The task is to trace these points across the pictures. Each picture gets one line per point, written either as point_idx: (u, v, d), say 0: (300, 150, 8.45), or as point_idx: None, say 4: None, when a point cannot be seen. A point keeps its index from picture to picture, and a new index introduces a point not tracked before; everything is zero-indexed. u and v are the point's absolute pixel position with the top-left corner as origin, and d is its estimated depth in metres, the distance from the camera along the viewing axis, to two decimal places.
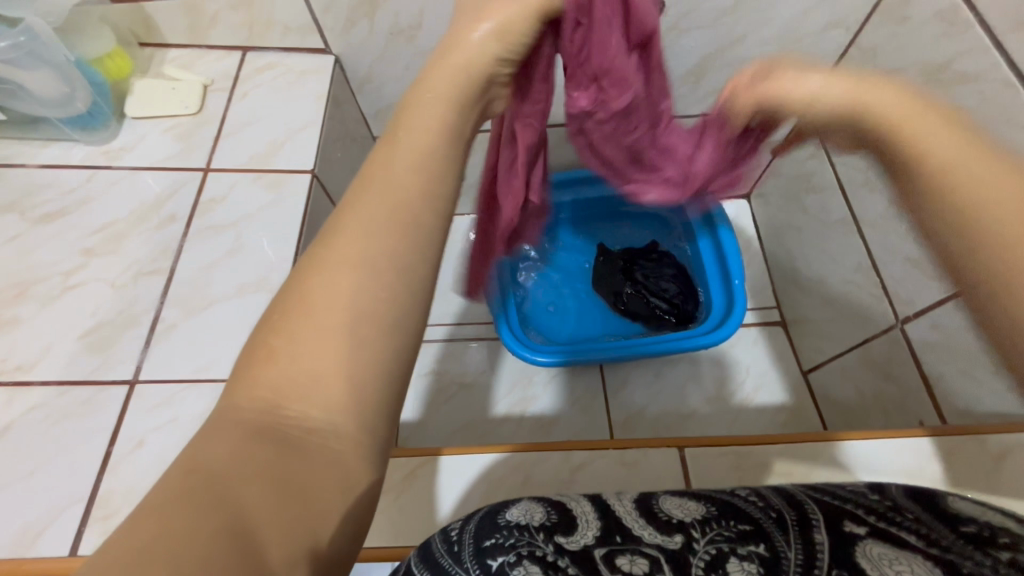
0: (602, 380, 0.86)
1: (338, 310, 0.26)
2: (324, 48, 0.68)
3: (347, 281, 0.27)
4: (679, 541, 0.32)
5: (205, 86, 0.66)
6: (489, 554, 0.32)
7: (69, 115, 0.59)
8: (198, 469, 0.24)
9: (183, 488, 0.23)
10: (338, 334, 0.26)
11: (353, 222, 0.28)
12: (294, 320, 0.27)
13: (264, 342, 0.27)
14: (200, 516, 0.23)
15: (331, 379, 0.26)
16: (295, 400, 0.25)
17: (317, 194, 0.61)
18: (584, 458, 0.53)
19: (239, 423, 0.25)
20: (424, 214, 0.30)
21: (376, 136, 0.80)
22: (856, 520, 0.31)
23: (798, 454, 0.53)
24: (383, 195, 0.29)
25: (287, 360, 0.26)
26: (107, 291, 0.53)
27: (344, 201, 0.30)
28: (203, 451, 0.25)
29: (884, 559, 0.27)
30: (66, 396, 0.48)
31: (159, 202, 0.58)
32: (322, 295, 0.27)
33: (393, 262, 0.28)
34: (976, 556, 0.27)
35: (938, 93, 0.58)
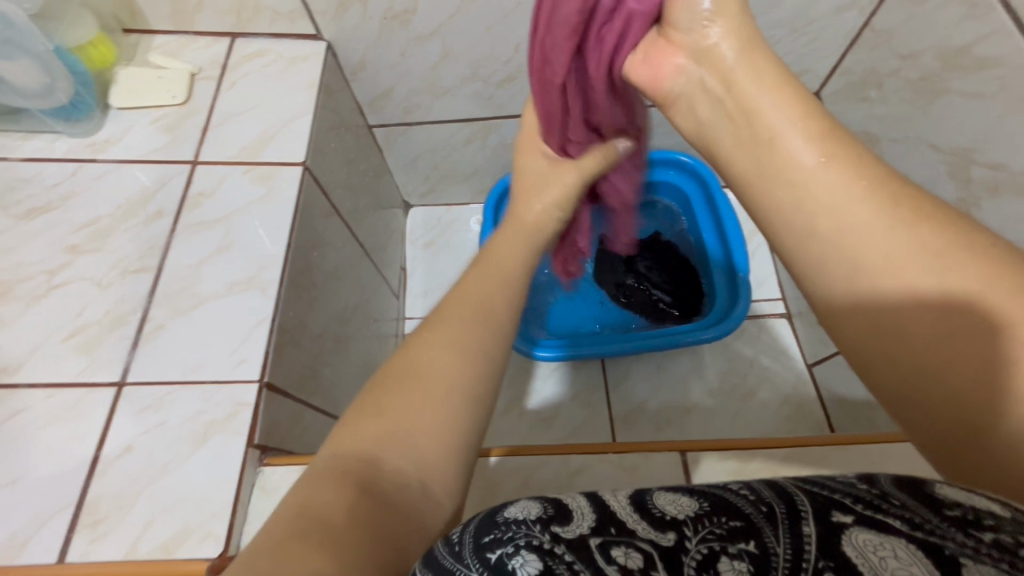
0: (603, 373, 0.85)
1: (443, 383, 0.35)
2: (316, 34, 0.65)
3: (450, 362, 0.36)
4: (672, 538, 0.28)
5: (192, 74, 0.63)
6: (487, 546, 0.29)
7: (51, 107, 0.57)
8: (305, 512, 0.28)
9: (296, 518, 0.28)
10: (434, 400, 0.34)
11: (452, 321, 0.39)
12: (403, 388, 0.34)
13: (373, 404, 0.34)
14: (320, 538, 0.26)
15: (425, 439, 0.33)
16: (393, 451, 0.32)
17: (310, 186, 0.59)
18: (583, 463, 0.52)
19: (339, 470, 0.31)
20: (501, 315, 0.41)
21: (372, 125, 0.78)
22: (845, 508, 0.27)
23: (803, 458, 0.52)
24: (471, 304, 0.41)
25: (387, 421, 0.33)
26: (93, 290, 0.51)
27: (442, 308, 0.41)
28: (307, 499, 0.29)
29: (868, 546, 0.25)
30: (53, 399, 0.47)
31: (145, 197, 0.56)
32: (431, 370, 0.35)
33: (467, 347, 0.37)
34: (955, 535, 0.24)
35: (955, 78, 0.55)
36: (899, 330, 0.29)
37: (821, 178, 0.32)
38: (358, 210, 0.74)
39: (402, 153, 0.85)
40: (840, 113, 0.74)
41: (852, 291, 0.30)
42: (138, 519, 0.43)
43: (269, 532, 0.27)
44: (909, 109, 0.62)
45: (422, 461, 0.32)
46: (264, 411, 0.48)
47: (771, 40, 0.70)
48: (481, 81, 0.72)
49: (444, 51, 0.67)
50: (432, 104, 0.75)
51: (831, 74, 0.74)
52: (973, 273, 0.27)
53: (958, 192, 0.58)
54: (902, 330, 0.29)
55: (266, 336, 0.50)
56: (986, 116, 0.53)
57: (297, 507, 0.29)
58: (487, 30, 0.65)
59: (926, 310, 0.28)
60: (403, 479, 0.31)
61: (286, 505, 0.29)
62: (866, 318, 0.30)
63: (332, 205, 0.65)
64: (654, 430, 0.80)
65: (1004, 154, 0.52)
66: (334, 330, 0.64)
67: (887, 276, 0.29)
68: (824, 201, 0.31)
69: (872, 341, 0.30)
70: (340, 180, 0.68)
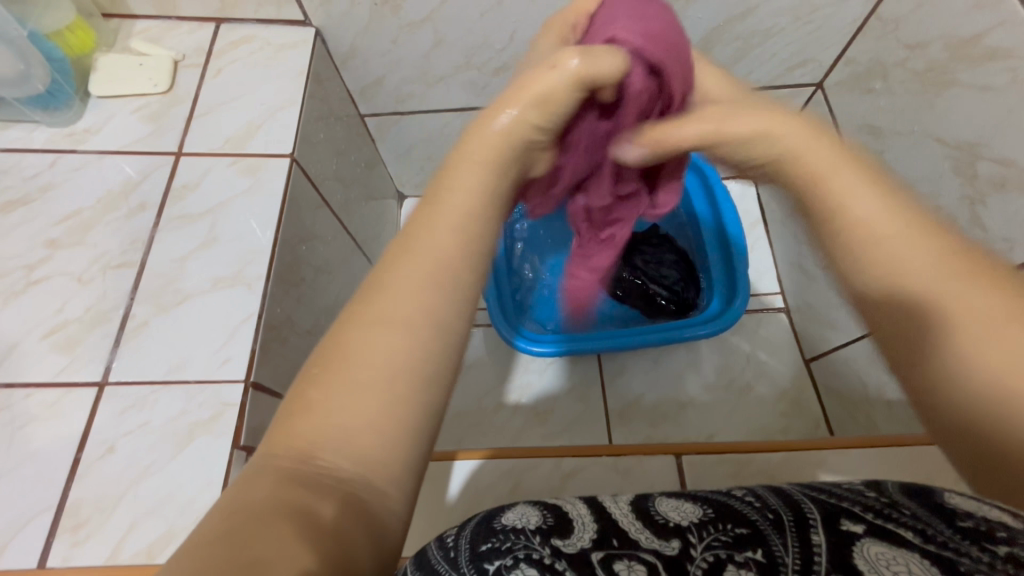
0: (598, 366, 0.84)
1: (382, 364, 0.29)
2: (304, 20, 0.63)
3: (385, 334, 0.29)
4: (676, 547, 0.29)
5: (175, 61, 0.61)
6: (485, 557, 0.29)
7: (27, 95, 0.55)
8: (244, 509, 0.25)
9: (223, 530, 0.24)
10: (370, 389, 0.28)
11: (396, 280, 0.31)
12: (331, 373, 0.28)
13: (299, 397, 0.28)
14: (257, 536, 0.24)
15: (359, 437, 0.27)
16: (329, 446, 0.27)
17: (298, 178, 0.57)
18: (576, 465, 0.52)
19: (273, 469, 0.27)
20: (463, 266, 0.33)
21: (363, 114, 0.76)
22: (853, 517, 0.28)
23: (802, 461, 0.51)
24: (425, 255, 0.32)
25: (320, 414, 0.28)
26: (74, 286, 0.50)
27: (381, 262, 0.33)
28: (241, 500, 0.25)
29: (882, 560, 0.24)
30: (33, 398, 0.45)
31: (127, 190, 0.54)
32: (367, 349, 0.29)
33: (414, 319, 0.30)
34: (969, 550, 0.23)
35: (963, 70, 0.54)
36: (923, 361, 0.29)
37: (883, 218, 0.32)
38: (349, 202, 0.73)
39: (394, 143, 0.83)
40: (843, 105, 0.73)
41: (882, 325, 0.32)
42: (121, 522, 0.42)
43: (198, 533, 0.24)
44: (914, 101, 0.61)
45: (360, 457, 0.27)
46: (250, 412, 0.46)
47: (775, 28, 0.68)
48: (475, 70, 0.70)
49: (437, 39, 0.65)
50: (425, 93, 0.73)
51: (835, 64, 0.73)
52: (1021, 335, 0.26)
53: (962, 188, 0.57)
54: (929, 361, 0.29)
55: (252, 334, 0.49)
56: (993, 109, 0.52)
57: (234, 506, 0.25)
58: (482, 17, 0.63)
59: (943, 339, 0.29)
60: (346, 479, 0.27)
61: (224, 503, 0.26)
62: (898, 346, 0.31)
63: (321, 198, 0.64)
64: (649, 425, 0.79)
65: (1012, 148, 0.51)
66: (323, 326, 0.63)
67: (920, 315, 0.30)
68: (874, 244, 0.32)
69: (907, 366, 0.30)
70: (330, 171, 0.66)
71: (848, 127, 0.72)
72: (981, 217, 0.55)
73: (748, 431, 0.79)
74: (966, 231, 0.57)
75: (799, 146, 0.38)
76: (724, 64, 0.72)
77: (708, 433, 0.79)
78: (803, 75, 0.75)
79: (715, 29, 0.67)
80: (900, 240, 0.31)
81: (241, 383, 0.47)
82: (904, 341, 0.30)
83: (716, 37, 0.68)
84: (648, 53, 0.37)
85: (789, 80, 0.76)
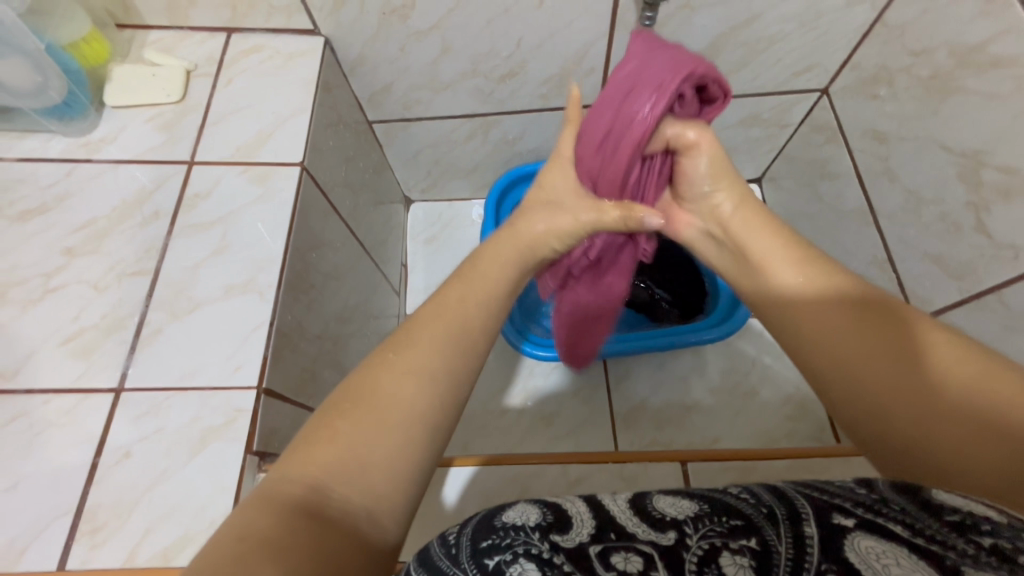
0: (603, 371, 0.84)
1: (403, 409, 0.32)
2: (313, 29, 0.64)
3: (412, 384, 0.33)
4: (672, 537, 0.30)
5: (188, 71, 0.62)
6: (486, 554, 0.30)
7: (44, 106, 0.56)
8: (251, 538, 0.25)
9: (234, 552, 0.25)
10: (390, 429, 0.31)
11: (422, 340, 0.36)
12: (356, 412, 0.31)
13: (322, 429, 0.31)
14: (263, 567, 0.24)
15: (372, 471, 0.30)
16: (344, 477, 0.29)
17: (308, 187, 0.58)
18: (582, 472, 0.52)
19: (286, 494, 0.28)
20: (475, 340, 0.38)
21: (371, 120, 0.77)
22: (843, 510, 0.28)
23: (805, 469, 0.51)
24: (448, 324, 0.38)
25: (340, 445, 0.30)
26: (90, 293, 0.51)
27: (409, 324, 0.38)
28: (250, 524, 0.26)
29: (871, 553, 0.25)
30: (51, 404, 0.47)
31: (141, 198, 0.55)
32: (392, 394, 0.32)
33: (431, 370, 0.34)
34: (957, 543, 0.24)
35: (969, 77, 0.54)
36: (873, 392, 0.34)
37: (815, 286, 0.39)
38: (357, 207, 0.73)
39: (401, 149, 0.83)
40: (847, 110, 0.73)
41: (824, 375, 0.38)
42: (137, 524, 0.43)
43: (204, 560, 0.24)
44: (919, 107, 0.61)
45: (370, 490, 0.29)
46: (262, 418, 0.47)
47: (780, 34, 0.68)
48: (482, 77, 0.71)
49: (444, 47, 0.66)
50: (432, 99, 0.74)
51: (840, 69, 0.73)
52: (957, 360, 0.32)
53: (968, 194, 0.57)
54: (880, 394, 0.34)
55: (263, 340, 0.49)
56: (999, 116, 0.52)
57: (241, 533, 0.26)
58: (488, 25, 0.64)
59: (880, 373, 0.35)
60: (353, 511, 0.28)
61: (229, 528, 0.26)
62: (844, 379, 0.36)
63: (330, 205, 0.64)
64: (653, 428, 0.80)
65: (1017, 156, 0.51)
66: (333, 331, 0.64)
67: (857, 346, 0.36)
68: (811, 309, 0.39)
69: (858, 389, 0.35)
70: (339, 178, 0.67)
71: (852, 132, 0.72)
72: (986, 224, 0.55)
73: (753, 435, 0.79)
74: (971, 238, 0.57)
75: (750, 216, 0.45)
76: (729, 69, 0.73)
77: (713, 437, 0.79)
78: (808, 80, 0.75)
79: (718, 37, 0.67)
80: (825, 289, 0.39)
81: (254, 390, 0.48)
82: (851, 377, 0.36)
83: (720, 44, 0.69)
84: (717, 84, 0.42)
85: (794, 85, 0.76)
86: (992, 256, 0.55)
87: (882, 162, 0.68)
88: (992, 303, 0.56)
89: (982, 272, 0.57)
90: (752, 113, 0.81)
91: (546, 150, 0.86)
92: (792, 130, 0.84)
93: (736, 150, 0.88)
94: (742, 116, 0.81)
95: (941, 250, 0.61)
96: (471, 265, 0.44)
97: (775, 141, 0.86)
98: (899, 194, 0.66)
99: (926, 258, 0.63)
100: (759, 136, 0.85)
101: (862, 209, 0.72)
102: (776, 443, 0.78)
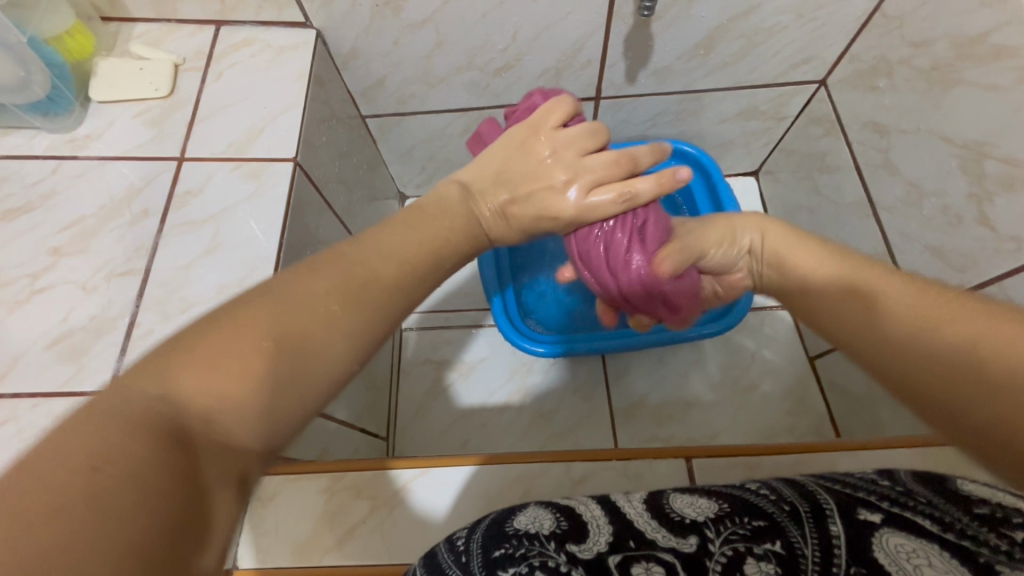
0: (603, 368, 0.84)
1: (316, 362, 0.31)
2: (305, 22, 0.62)
3: (337, 342, 0.32)
4: (694, 543, 0.31)
5: (176, 65, 0.61)
6: (501, 565, 0.31)
7: (28, 102, 0.54)
8: (113, 467, 0.23)
9: (85, 484, 0.22)
10: (291, 379, 0.30)
11: (354, 295, 0.34)
12: (268, 353, 0.29)
13: (224, 356, 0.28)
14: (130, 512, 0.22)
15: (268, 413, 0.29)
16: (232, 416, 0.28)
17: (302, 182, 0.57)
18: (586, 470, 0.52)
19: (159, 423, 0.25)
20: (401, 307, 0.38)
21: (365, 116, 0.76)
22: (870, 507, 0.31)
23: (812, 463, 0.51)
24: (383, 286, 0.36)
25: (244, 384, 0.28)
26: (78, 295, 0.50)
27: (340, 264, 0.35)
28: (115, 450, 0.23)
29: (901, 552, 0.28)
30: (40, 409, 0.45)
31: (131, 196, 0.54)
32: (315, 344, 0.31)
33: (365, 332, 0.34)
34: (991, 540, 0.27)
35: (970, 68, 0.54)
36: (900, 365, 0.32)
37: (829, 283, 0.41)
38: (352, 203, 0.72)
39: (396, 144, 0.82)
40: (845, 103, 0.73)
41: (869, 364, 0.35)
42: None
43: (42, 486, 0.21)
44: (918, 98, 0.61)
45: (258, 435, 0.29)
46: None
47: (779, 25, 0.67)
48: (477, 70, 0.70)
49: (438, 39, 0.65)
50: (427, 94, 0.73)
51: (839, 61, 0.72)
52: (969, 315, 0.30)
53: (969, 186, 0.56)
54: (908, 360, 0.32)
55: None
56: (1001, 107, 0.52)
57: (97, 462, 0.22)
58: (484, 17, 0.63)
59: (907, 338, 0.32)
60: (231, 450, 0.28)
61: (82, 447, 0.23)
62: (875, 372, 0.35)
63: (325, 201, 0.63)
64: (654, 424, 0.80)
65: (1018, 148, 0.51)
66: None
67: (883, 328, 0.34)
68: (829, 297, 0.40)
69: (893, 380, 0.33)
70: (333, 174, 0.66)
71: (851, 125, 0.72)
72: (987, 216, 0.55)
73: (753, 429, 0.79)
74: (971, 230, 0.57)
75: (779, 233, 0.48)
76: (727, 61, 0.72)
77: (713, 432, 0.79)
78: (806, 72, 0.75)
79: (716, 29, 0.67)
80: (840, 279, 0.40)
81: None
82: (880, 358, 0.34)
83: (717, 36, 0.68)
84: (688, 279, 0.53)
85: (792, 77, 0.75)
86: (992, 248, 0.55)
87: (881, 155, 0.67)
88: (993, 294, 0.56)
89: (982, 264, 0.57)
90: (749, 106, 0.80)
91: None
92: (789, 122, 0.83)
93: (733, 143, 0.88)
94: (740, 110, 0.81)
95: (940, 243, 0.61)
96: (422, 219, 0.43)
97: (772, 134, 0.86)
98: (898, 186, 0.65)
99: (925, 250, 0.63)
100: (757, 129, 0.85)
101: (861, 201, 0.72)
102: (776, 438, 0.78)
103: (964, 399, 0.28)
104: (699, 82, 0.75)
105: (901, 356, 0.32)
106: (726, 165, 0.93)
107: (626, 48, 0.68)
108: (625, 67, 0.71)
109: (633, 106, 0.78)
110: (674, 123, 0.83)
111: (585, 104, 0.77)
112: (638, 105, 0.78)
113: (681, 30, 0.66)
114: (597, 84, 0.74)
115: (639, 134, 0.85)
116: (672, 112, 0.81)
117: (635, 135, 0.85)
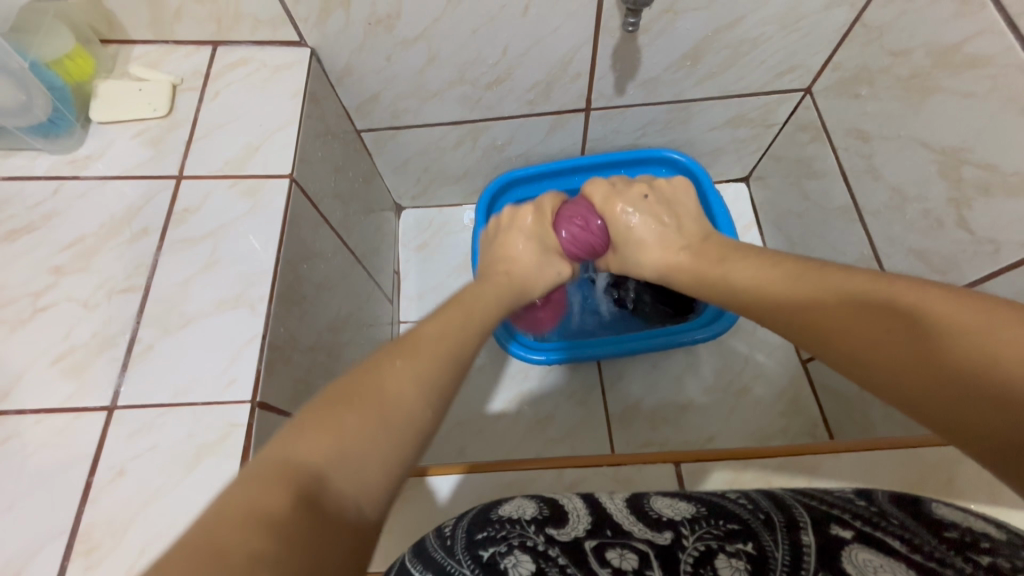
0: (598, 374, 0.84)
1: (397, 412, 0.35)
2: (299, 40, 0.64)
3: (410, 392, 0.37)
4: (668, 537, 0.34)
5: (174, 85, 0.62)
6: (481, 546, 0.33)
7: (28, 124, 0.55)
8: (258, 519, 0.27)
9: (235, 536, 0.26)
10: (382, 432, 0.34)
11: (412, 357, 0.40)
12: (361, 409, 0.34)
13: (327, 419, 0.33)
14: (266, 555, 0.25)
15: (366, 465, 0.32)
16: (341, 471, 0.31)
17: (298, 198, 0.58)
18: (578, 475, 0.53)
19: (284, 481, 0.29)
20: (458, 360, 0.43)
21: (359, 130, 0.77)
22: (843, 524, 0.33)
23: (797, 466, 0.52)
24: (436, 347, 0.42)
25: (342, 438, 0.32)
26: (80, 312, 0.51)
27: (400, 342, 0.42)
28: (253, 508, 0.27)
29: (869, 565, 0.29)
30: (42, 425, 0.46)
31: (130, 214, 0.55)
32: (392, 398, 0.36)
33: (429, 382, 0.39)
34: (958, 562, 0.28)
35: (948, 76, 0.55)
36: (891, 359, 0.34)
37: (793, 300, 0.43)
38: (348, 217, 0.73)
39: (391, 157, 0.84)
40: (830, 109, 0.74)
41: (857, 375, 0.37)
42: (134, 543, 0.43)
43: (199, 546, 0.25)
44: (899, 105, 0.62)
45: (365, 487, 0.32)
46: (257, 432, 0.47)
47: (763, 36, 0.69)
48: (469, 84, 0.71)
49: (430, 55, 0.66)
50: (420, 108, 0.75)
51: (823, 69, 0.74)
52: (941, 300, 0.34)
53: (949, 191, 0.58)
54: (902, 354, 0.34)
55: (256, 354, 0.49)
56: (977, 114, 0.53)
57: (243, 519, 0.27)
58: (474, 33, 0.64)
59: (893, 333, 0.35)
60: (343, 504, 0.30)
61: (224, 518, 0.27)
62: (869, 382, 0.36)
63: (321, 215, 0.64)
64: (649, 428, 0.81)
65: (995, 154, 0.52)
66: (326, 341, 0.64)
67: (886, 333, 0.35)
68: (798, 312, 0.42)
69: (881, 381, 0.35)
70: (329, 188, 0.67)
71: (836, 132, 0.73)
72: (967, 220, 0.56)
73: (746, 432, 0.80)
74: (952, 234, 0.58)
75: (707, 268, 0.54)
76: (713, 71, 0.73)
77: (708, 436, 0.80)
78: (791, 80, 0.76)
79: (702, 41, 0.68)
80: (810, 291, 0.42)
81: (248, 403, 0.47)
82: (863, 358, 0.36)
83: (703, 47, 0.69)
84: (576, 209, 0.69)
85: (778, 85, 0.77)
86: (973, 252, 0.57)
87: (865, 161, 0.69)
88: None
89: (964, 266, 0.58)
90: (737, 114, 0.82)
91: (534, 155, 0.87)
92: (777, 129, 0.85)
93: (723, 150, 0.90)
94: (728, 117, 0.82)
95: (923, 246, 0.62)
96: (456, 304, 0.51)
97: (760, 140, 0.88)
98: (882, 192, 0.67)
99: (909, 253, 0.64)
100: (745, 136, 0.87)
101: (847, 206, 0.74)
102: (770, 440, 0.79)
103: (961, 382, 0.30)
104: (687, 91, 0.76)
105: (893, 359, 0.34)
106: (716, 172, 0.95)
107: (614, 60, 0.70)
108: (613, 79, 0.72)
109: (622, 115, 0.80)
110: (663, 131, 0.84)
111: (576, 114, 0.79)
112: (627, 114, 0.80)
113: (668, 42, 0.68)
114: (587, 95, 0.75)
115: (630, 143, 0.86)
116: (661, 121, 0.82)
117: (626, 144, 0.87)
